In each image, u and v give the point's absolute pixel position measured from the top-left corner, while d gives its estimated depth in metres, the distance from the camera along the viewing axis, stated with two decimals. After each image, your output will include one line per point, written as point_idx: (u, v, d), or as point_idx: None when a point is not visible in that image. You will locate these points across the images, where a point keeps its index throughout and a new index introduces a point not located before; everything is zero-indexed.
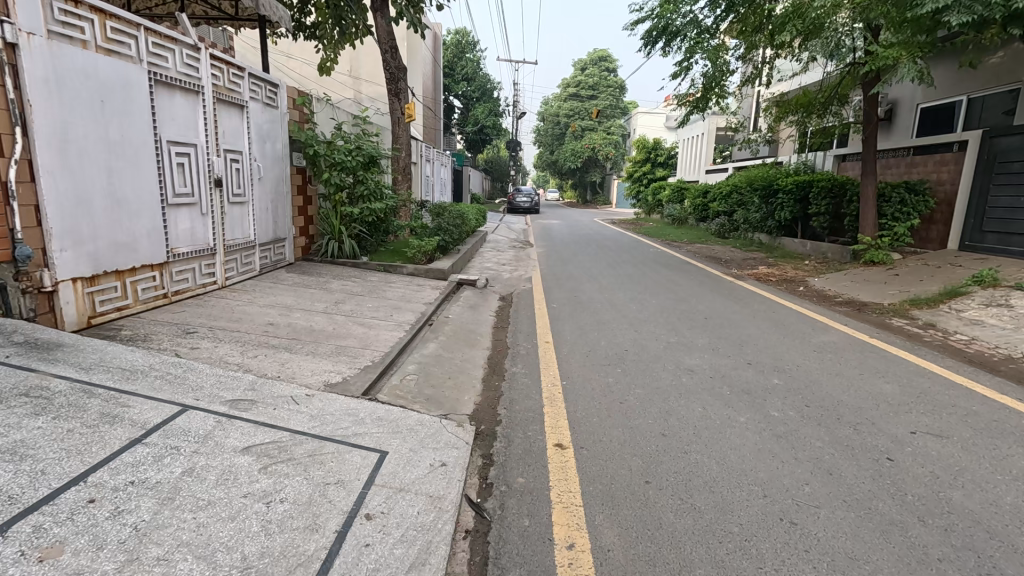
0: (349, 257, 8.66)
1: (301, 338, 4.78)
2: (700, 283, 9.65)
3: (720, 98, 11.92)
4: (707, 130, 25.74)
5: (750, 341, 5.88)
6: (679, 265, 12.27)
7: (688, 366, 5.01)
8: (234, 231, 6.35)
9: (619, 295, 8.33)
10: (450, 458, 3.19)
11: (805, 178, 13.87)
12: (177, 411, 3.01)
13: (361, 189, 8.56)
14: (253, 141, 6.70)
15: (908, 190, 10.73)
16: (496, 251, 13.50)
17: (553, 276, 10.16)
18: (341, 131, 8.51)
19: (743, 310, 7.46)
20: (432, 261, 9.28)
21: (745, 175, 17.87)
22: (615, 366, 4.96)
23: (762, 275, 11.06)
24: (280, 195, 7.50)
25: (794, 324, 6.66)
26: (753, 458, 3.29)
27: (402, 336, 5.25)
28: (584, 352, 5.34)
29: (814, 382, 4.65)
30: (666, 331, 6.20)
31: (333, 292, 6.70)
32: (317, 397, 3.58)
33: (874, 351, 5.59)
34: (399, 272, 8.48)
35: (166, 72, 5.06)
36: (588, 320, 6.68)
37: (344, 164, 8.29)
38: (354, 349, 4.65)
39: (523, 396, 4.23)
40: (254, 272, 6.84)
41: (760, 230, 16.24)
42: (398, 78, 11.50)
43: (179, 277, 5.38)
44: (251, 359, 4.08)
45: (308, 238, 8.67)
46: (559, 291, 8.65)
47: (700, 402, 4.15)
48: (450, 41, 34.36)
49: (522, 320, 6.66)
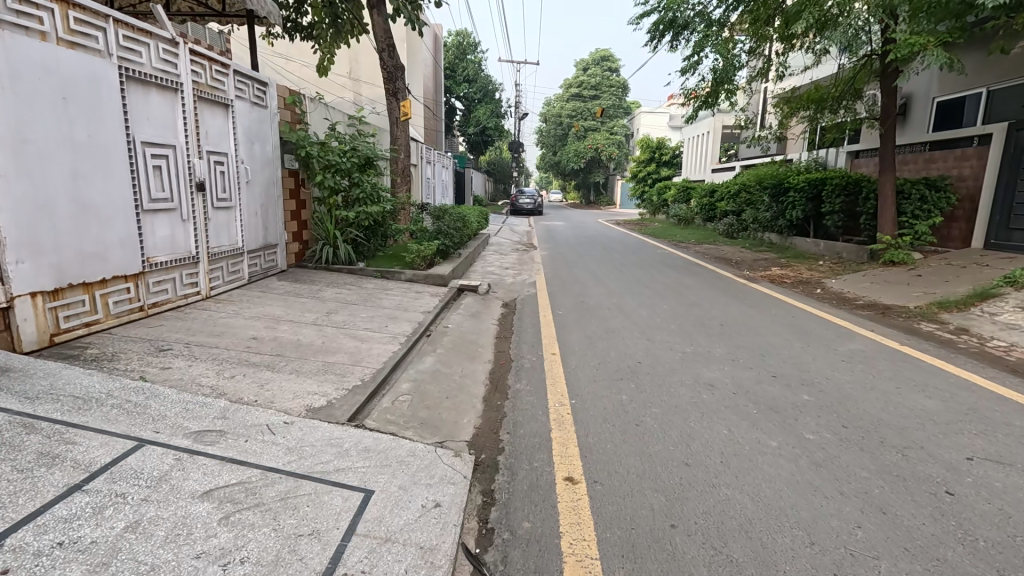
0: (345, 263, 8.29)
1: (285, 354, 4.39)
2: (712, 286, 9.22)
3: (729, 93, 11.49)
4: (712, 129, 25.26)
5: (772, 351, 5.45)
6: (688, 266, 11.83)
7: (708, 380, 4.58)
8: (219, 238, 5.99)
9: (628, 300, 7.90)
10: (446, 496, 2.79)
11: (817, 176, 13.43)
12: (130, 448, 2.62)
13: (357, 192, 8.25)
14: (239, 142, 6.34)
15: (928, 187, 10.28)
16: (498, 255, 13.10)
17: (558, 280, 9.77)
18: (335, 131, 8.17)
19: (761, 316, 7.03)
20: (432, 266, 8.90)
21: (753, 173, 17.43)
22: (629, 381, 4.55)
23: (776, 276, 10.62)
24: (270, 199, 7.14)
25: (817, 331, 6.23)
26: (792, 494, 2.87)
27: (397, 349, 4.85)
28: (593, 365, 4.93)
29: (848, 398, 4.23)
30: (680, 340, 5.78)
31: (325, 301, 6.31)
32: (296, 425, 3.19)
33: (908, 360, 5.17)
34: (397, 279, 8.10)
35: (140, 69, 4.70)
36: (596, 328, 6.26)
37: (339, 166, 7.97)
38: (342, 366, 4.25)
39: (528, 418, 3.82)
40: (243, 280, 6.47)
41: (769, 230, 15.79)
42: (396, 77, 11.15)
43: (157, 288, 5.01)
44: (228, 380, 3.70)
45: (301, 244, 8.30)
46: (565, 296, 8.24)
47: (726, 423, 3.73)
48: (451, 43, 34.09)
49: (526, 329, 6.26)
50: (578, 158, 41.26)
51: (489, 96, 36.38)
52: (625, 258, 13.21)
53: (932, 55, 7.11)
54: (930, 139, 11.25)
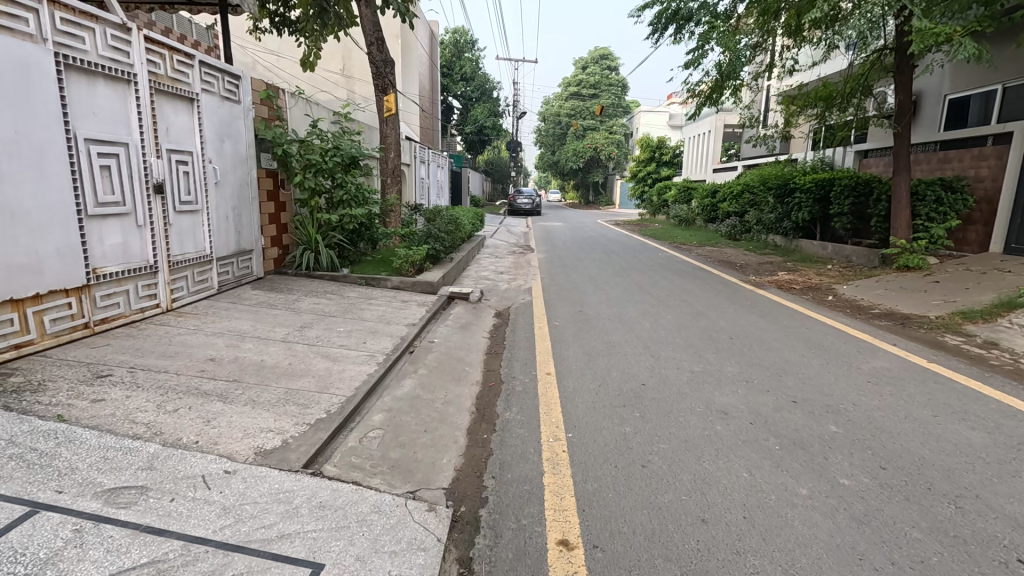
0: (327, 269, 7.77)
1: (244, 379, 3.88)
2: (718, 293, 8.72)
3: (734, 89, 11.02)
4: (713, 128, 24.80)
5: (788, 371, 4.94)
6: (691, 271, 11.32)
7: (721, 407, 4.07)
8: (184, 245, 5.48)
9: (630, 310, 7.39)
10: (413, 570, 2.28)
11: (824, 176, 12.94)
12: (16, 519, 2.12)
13: (341, 193, 7.75)
14: (207, 140, 5.83)
15: (943, 188, 9.80)
16: (494, 258, 12.57)
17: (555, 286, 9.27)
18: (316, 128, 7.66)
19: (772, 328, 6.53)
20: (421, 272, 8.40)
21: (757, 174, 16.94)
22: (632, 409, 4.04)
23: (784, 282, 10.14)
24: (244, 201, 6.62)
25: (835, 346, 5.74)
26: (834, 565, 2.37)
27: (374, 371, 4.34)
28: (592, 389, 4.42)
29: (882, 430, 3.73)
30: (687, 357, 5.28)
31: (300, 314, 5.79)
32: (240, 475, 2.68)
33: (940, 382, 4.67)
34: (382, 286, 7.59)
35: (83, 57, 4.19)
36: (596, 343, 5.75)
37: (321, 165, 7.45)
38: (307, 394, 3.74)
39: (516, 458, 3.31)
40: (212, 289, 5.97)
41: (774, 232, 15.30)
42: (385, 72, 10.64)
43: (107, 302, 4.50)
44: (168, 416, 3.19)
45: (281, 249, 7.77)
46: (562, 304, 7.73)
47: (746, 464, 3.22)
48: (448, 41, 33.62)
49: (520, 343, 5.74)
50: (577, 158, 40.75)
51: (487, 95, 35.82)
52: (626, 262, 12.72)
53: (959, 45, 6.56)
54: (939, 138, 10.99)
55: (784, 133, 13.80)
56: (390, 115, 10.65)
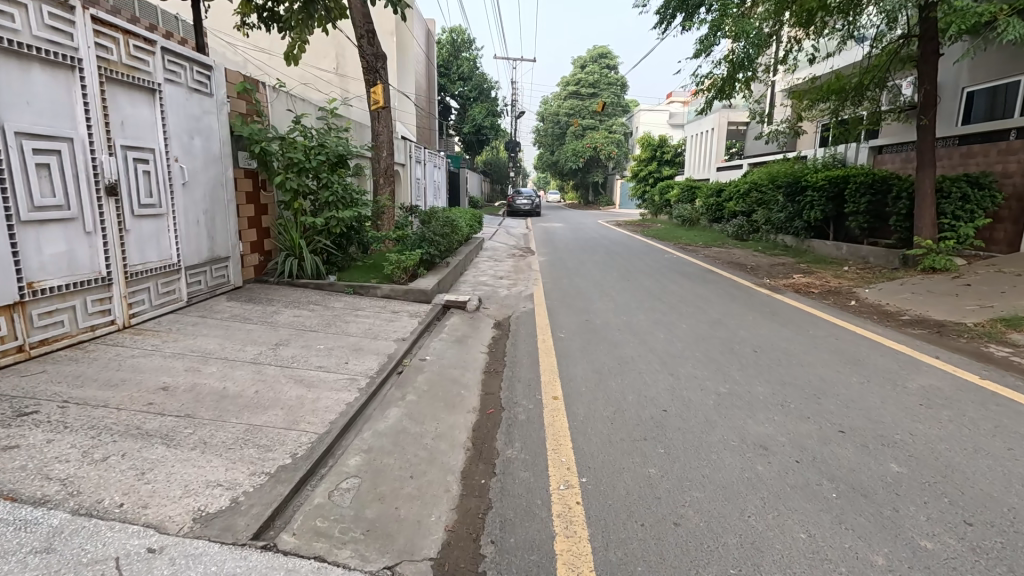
0: (312, 277, 7.19)
1: (198, 413, 3.30)
2: (733, 299, 8.14)
3: (747, 80, 10.49)
4: (716, 125, 24.22)
5: (827, 391, 4.36)
6: (701, 274, 10.75)
7: (759, 441, 3.49)
8: (145, 254, 4.89)
9: (641, 319, 6.81)
10: None
11: (838, 173, 12.39)
12: None
13: (326, 194, 7.16)
14: (172, 136, 5.23)
15: (969, 184, 9.24)
16: (492, 262, 12.02)
17: (559, 292, 8.69)
18: (299, 125, 7.08)
19: (799, 338, 5.95)
20: (415, 278, 7.83)
21: (764, 171, 16.39)
22: (655, 444, 3.46)
23: (800, 285, 9.57)
24: (218, 203, 6.03)
25: (873, 360, 5.16)
26: None
27: (354, 400, 3.74)
28: (607, 417, 3.84)
29: (952, 469, 3.15)
30: (710, 375, 4.71)
31: (277, 329, 5.21)
32: (167, 554, 2.09)
33: (1002, 404, 4.09)
34: (372, 295, 7.01)
35: (11, 37, 3.61)
36: (606, 358, 5.18)
37: (304, 164, 6.86)
38: (271, 432, 3.15)
39: (521, 514, 2.72)
40: (180, 302, 5.38)
41: (783, 232, 14.73)
42: (376, 67, 10.05)
43: (46, 321, 3.91)
44: (92, 468, 2.59)
45: (262, 256, 7.19)
46: (567, 313, 7.15)
47: (802, 522, 2.63)
48: (445, 40, 33.10)
49: (522, 360, 5.15)
50: (576, 158, 40.21)
51: (484, 95, 35.24)
52: (631, 264, 12.14)
53: (1007, 25, 6.07)
54: (960, 132, 10.52)
55: (794, 129, 13.25)
56: (378, 109, 10.04)
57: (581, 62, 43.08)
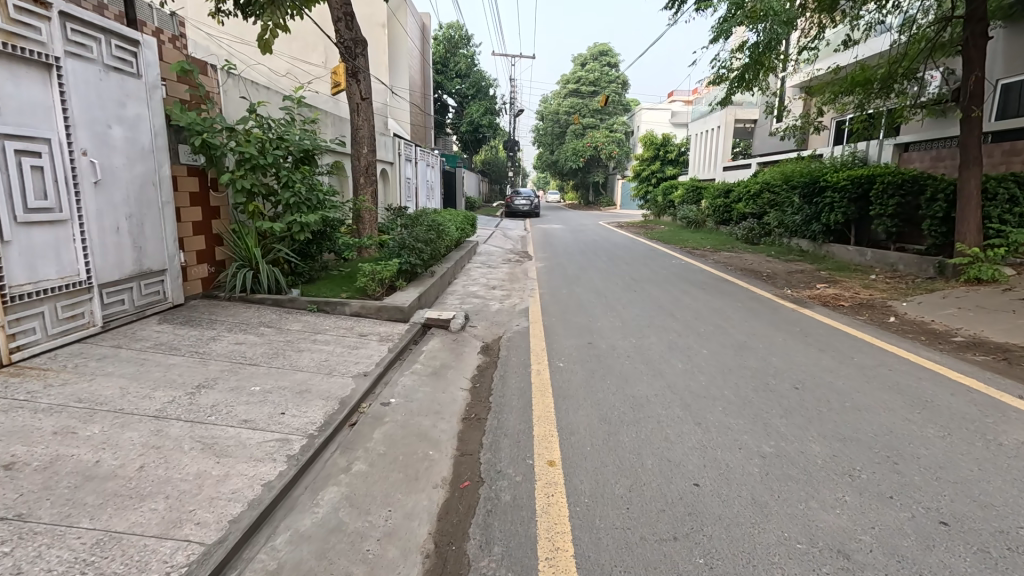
0: (270, 291, 6.20)
1: (38, 510, 2.29)
2: (755, 315, 7.15)
3: (770, 67, 9.71)
4: (723, 122, 23.19)
5: (904, 453, 3.37)
6: (713, 283, 9.75)
7: (834, 543, 2.50)
8: (38, 271, 3.90)
9: (653, 342, 5.79)
10: None
11: (863, 171, 11.40)
12: None
13: (288, 196, 6.17)
14: (78, 123, 4.23)
15: (1018, 184, 8.32)
16: (486, 269, 11.01)
17: (557, 305, 7.71)
18: (255, 114, 6.07)
19: (845, 369, 4.95)
20: (392, 292, 6.84)
21: (777, 170, 15.41)
22: (690, 549, 2.47)
23: (826, 296, 8.59)
24: (149, 205, 5.03)
25: (946, 403, 4.16)
26: None
27: (278, 478, 2.76)
28: (622, 499, 2.85)
29: None
30: (748, 426, 3.72)
31: (208, 362, 4.20)
32: None
33: None
34: (338, 312, 6.03)
35: None
36: (615, 400, 4.18)
37: (261, 161, 5.88)
38: (134, 546, 2.15)
39: None
40: (92, 329, 4.38)
41: (797, 235, 13.74)
42: (355, 53, 8.96)
43: None
44: None
45: (213, 266, 6.18)
46: (567, 332, 6.16)
47: None
48: (442, 36, 31.96)
49: (511, 402, 4.15)
50: (576, 157, 39.20)
51: (483, 92, 34.26)
52: (637, 271, 11.13)
53: None
54: (990, 129, 9.75)
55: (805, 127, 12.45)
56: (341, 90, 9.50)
57: (582, 61, 41.99)
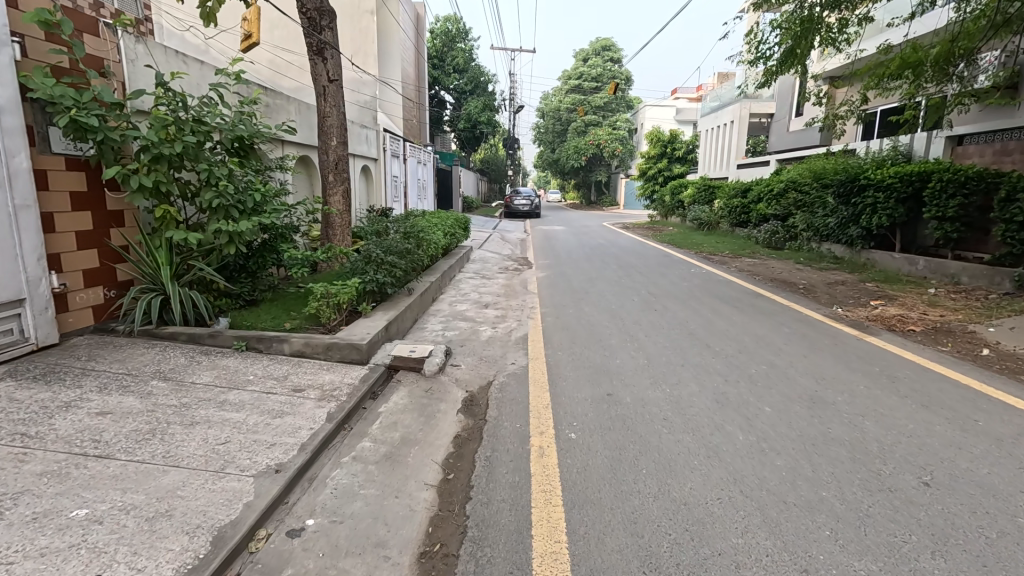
0: (188, 322, 4.73)
1: None
2: (813, 346, 5.66)
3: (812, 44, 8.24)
4: (736, 116, 21.90)
5: None
6: (745, 299, 8.27)
7: None
8: None
9: (694, 393, 4.30)
10: None
11: (911, 167, 9.92)
12: None
13: (207, 195, 4.66)
14: None
15: None
16: (479, 280, 9.52)
17: (563, 331, 6.22)
18: (164, 87, 4.58)
19: (978, 444, 3.46)
20: (352, 320, 5.36)
21: (803, 167, 13.95)
22: None
23: (885, 317, 7.12)
24: None
25: None
26: None
27: None
28: None
29: None
30: None
31: (30, 455, 2.71)
32: None
33: None
34: (275, 351, 4.55)
35: None
36: (660, 517, 2.68)
37: (165, 150, 4.38)
38: None
39: None
40: None
41: (829, 240, 12.32)
42: (320, 26, 7.42)
43: None
44: None
45: (113, 290, 4.69)
46: (578, 376, 4.67)
47: None
48: (439, 30, 30.57)
49: (501, 522, 2.65)
50: (577, 156, 37.62)
51: (482, 88, 32.74)
52: (653, 283, 9.60)
53: None
54: None
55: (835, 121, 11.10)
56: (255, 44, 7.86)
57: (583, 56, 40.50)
